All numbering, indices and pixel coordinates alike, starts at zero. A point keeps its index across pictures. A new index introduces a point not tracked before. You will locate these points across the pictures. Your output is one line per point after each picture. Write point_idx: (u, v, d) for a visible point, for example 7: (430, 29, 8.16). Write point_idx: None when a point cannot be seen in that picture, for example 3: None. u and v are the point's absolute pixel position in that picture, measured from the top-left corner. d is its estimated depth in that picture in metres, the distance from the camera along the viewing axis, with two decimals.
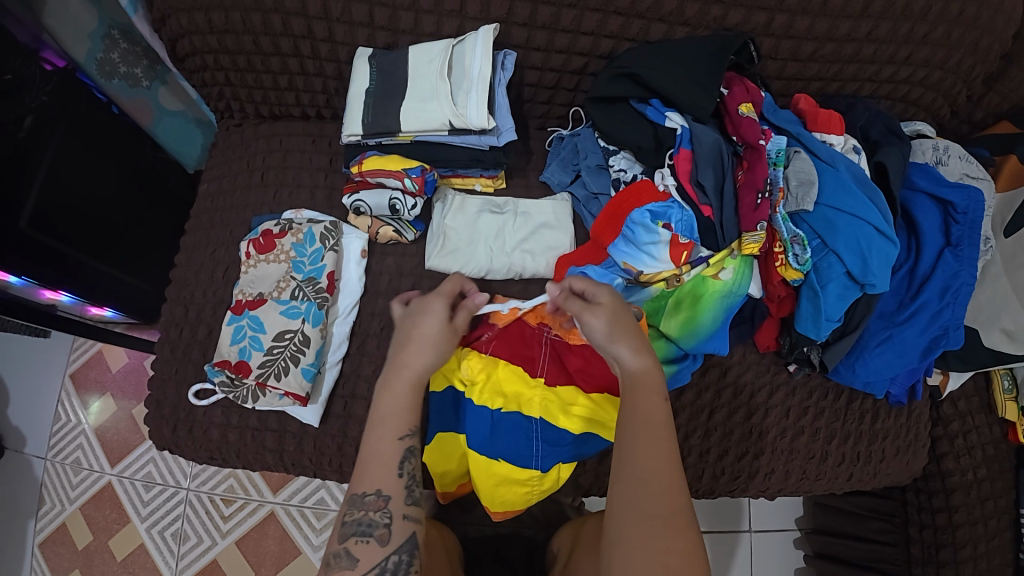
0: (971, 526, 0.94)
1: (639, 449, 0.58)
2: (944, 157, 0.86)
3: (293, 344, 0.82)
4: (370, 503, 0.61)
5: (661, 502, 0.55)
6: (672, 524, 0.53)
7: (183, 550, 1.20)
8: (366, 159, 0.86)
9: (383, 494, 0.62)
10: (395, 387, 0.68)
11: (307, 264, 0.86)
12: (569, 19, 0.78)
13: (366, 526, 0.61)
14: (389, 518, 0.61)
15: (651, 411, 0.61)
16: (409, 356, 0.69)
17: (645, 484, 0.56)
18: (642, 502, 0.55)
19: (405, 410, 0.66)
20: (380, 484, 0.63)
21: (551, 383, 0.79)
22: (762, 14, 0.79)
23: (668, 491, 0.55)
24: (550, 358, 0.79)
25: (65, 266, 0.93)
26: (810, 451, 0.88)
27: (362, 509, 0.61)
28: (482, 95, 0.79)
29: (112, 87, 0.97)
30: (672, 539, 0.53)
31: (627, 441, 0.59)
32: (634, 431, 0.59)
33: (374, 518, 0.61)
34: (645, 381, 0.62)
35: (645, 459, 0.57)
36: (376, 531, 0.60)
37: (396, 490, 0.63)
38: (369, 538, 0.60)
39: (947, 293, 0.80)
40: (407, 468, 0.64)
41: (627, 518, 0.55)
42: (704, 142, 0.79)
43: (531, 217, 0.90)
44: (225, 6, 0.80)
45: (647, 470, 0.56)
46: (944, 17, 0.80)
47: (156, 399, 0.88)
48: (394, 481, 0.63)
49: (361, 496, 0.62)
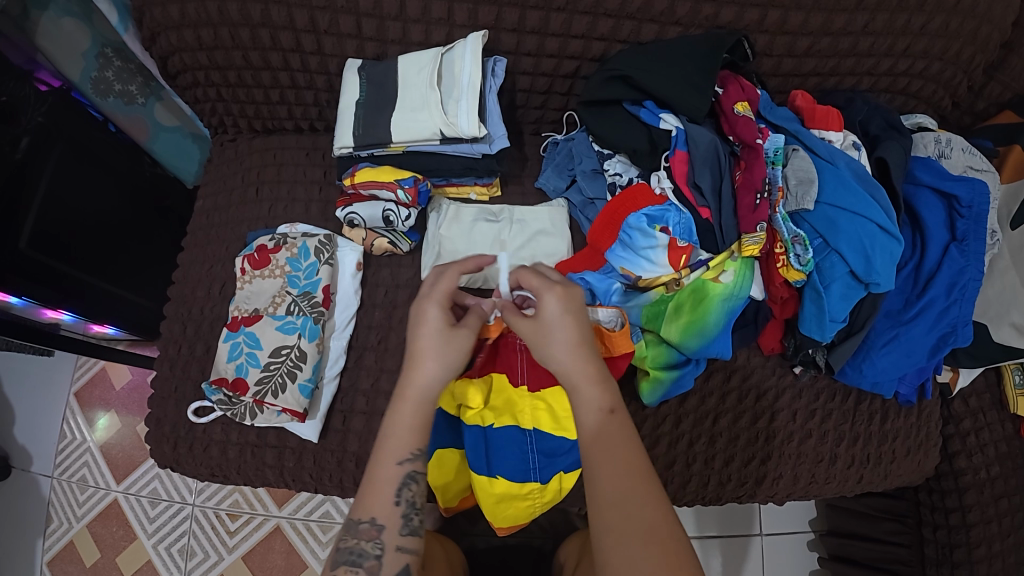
0: (985, 526, 0.92)
1: (620, 455, 0.55)
2: (946, 149, 0.85)
3: (289, 360, 0.82)
4: (363, 532, 0.60)
5: (635, 519, 0.52)
6: (652, 540, 0.50)
7: (190, 565, 1.20)
8: (358, 171, 0.85)
9: (377, 523, 0.61)
10: (405, 404, 0.62)
11: (302, 279, 0.86)
12: (558, 23, 0.78)
13: (357, 555, 0.60)
14: (382, 549, 0.60)
15: (600, 429, 0.57)
16: (417, 374, 0.63)
17: (618, 503, 0.53)
18: (633, 506, 0.52)
19: (409, 429, 0.62)
20: (375, 511, 0.61)
21: (536, 390, 0.76)
22: (755, 11, 0.78)
23: (640, 506, 0.52)
24: (528, 365, 0.77)
25: (65, 286, 0.92)
26: (819, 455, 0.86)
27: (354, 537, 0.61)
28: (473, 102, 0.78)
29: (107, 105, 0.97)
30: (657, 556, 0.50)
31: (605, 447, 0.56)
32: (610, 439, 0.56)
33: (366, 547, 0.60)
34: (593, 401, 0.59)
35: (612, 468, 0.54)
36: (366, 562, 0.60)
37: (390, 519, 0.61)
38: (359, 569, 0.59)
39: (953, 290, 0.78)
40: (404, 495, 0.62)
41: (622, 527, 0.52)
42: (700, 142, 0.78)
43: (527, 225, 0.89)
44: (213, 22, 0.79)
45: (634, 474, 0.54)
46: (942, 7, 0.78)
47: (156, 417, 0.87)
48: (390, 510, 0.61)
49: (354, 523, 0.61)
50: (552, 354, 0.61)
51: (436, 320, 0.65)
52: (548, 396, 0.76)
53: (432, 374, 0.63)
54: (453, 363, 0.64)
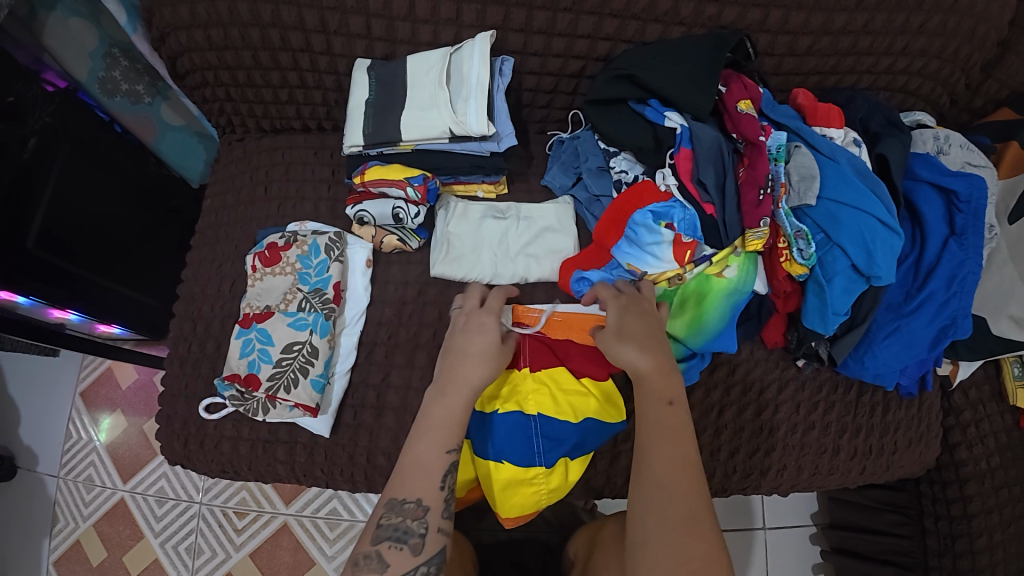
0: (986, 516, 0.94)
1: (675, 444, 0.60)
2: (944, 146, 0.86)
3: (301, 356, 0.83)
4: (409, 511, 0.61)
5: (677, 507, 0.56)
6: (692, 527, 0.55)
7: (198, 563, 1.21)
8: (369, 169, 0.86)
9: (422, 504, 0.62)
10: (456, 394, 0.67)
11: (312, 276, 0.87)
12: (565, 22, 0.79)
13: (400, 532, 0.60)
14: (426, 528, 0.61)
15: (661, 417, 0.62)
16: (466, 370, 0.69)
17: (661, 488, 0.57)
18: (678, 498, 0.56)
19: (456, 422, 0.66)
20: (421, 493, 0.62)
21: (535, 370, 0.79)
22: (757, 11, 0.79)
23: (683, 496, 0.56)
24: (532, 352, 0.80)
25: (73, 285, 0.94)
26: (822, 446, 0.87)
27: (400, 515, 0.61)
28: (481, 101, 0.79)
29: (114, 105, 0.99)
30: (693, 543, 0.54)
31: (663, 435, 0.61)
32: (666, 430, 0.61)
33: (411, 525, 0.61)
34: (660, 390, 0.64)
35: (665, 456, 0.59)
36: (411, 540, 0.60)
37: (435, 501, 0.62)
38: (403, 545, 0.60)
39: (953, 283, 0.80)
40: (448, 482, 0.64)
41: (664, 514, 0.56)
42: (704, 139, 0.78)
43: (534, 222, 0.91)
44: (224, 22, 0.80)
45: (685, 465, 0.58)
46: (939, 7, 0.80)
47: (167, 414, 0.88)
48: (434, 493, 0.63)
49: (400, 502, 0.62)
50: (631, 346, 0.67)
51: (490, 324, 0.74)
52: (547, 379, 0.79)
53: (481, 371, 0.69)
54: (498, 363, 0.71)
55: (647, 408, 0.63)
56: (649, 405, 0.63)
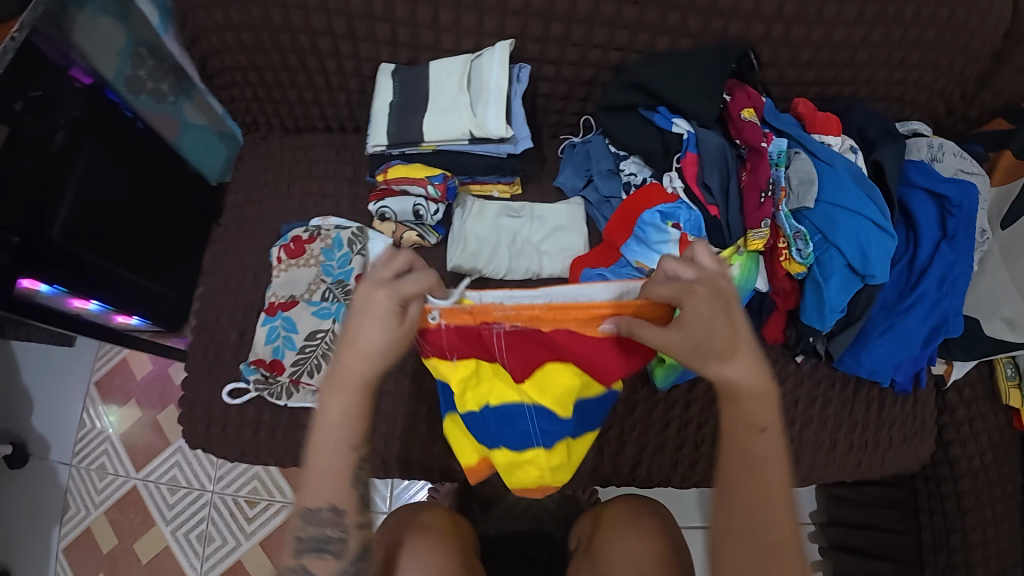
0: (979, 511, 0.98)
1: (763, 474, 0.58)
2: (938, 154, 0.91)
3: (324, 343, 0.90)
4: (326, 519, 0.63)
5: (759, 531, 0.57)
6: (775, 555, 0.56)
7: (208, 550, 1.24)
8: (391, 168, 0.91)
9: (337, 510, 0.64)
10: (345, 394, 0.62)
11: (335, 268, 0.93)
12: (579, 33, 0.84)
13: (321, 541, 0.64)
14: (344, 531, 0.64)
15: (749, 447, 0.59)
16: (352, 364, 0.62)
17: (745, 515, 0.58)
18: (758, 525, 0.57)
19: (354, 419, 0.63)
20: (332, 499, 0.63)
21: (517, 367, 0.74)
22: (761, 25, 0.84)
23: (767, 523, 0.57)
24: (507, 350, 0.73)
25: (94, 275, 0.98)
26: (819, 440, 0.92)
27: (318, 524, 0.63)
28: (501, 104, 0.85)
29: (139, 103, 1.04)
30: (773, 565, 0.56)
31: (752, 464, 0.59)
32: (757, 459, 0.59)
33: (329, 533, 0.64)
34: (749, 416, 0.60)
35: (753, 484, 0.58)
36: (332, 546, 0.64)
37: (349, 504, 0.64)
38: (325, 553, 0.64)
39: (944, 283, 0.85)
40: (358, 478, 0.64)
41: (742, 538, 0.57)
42: (709, 145, 0.84)
43: (546, 220, 0.94)
44: (255, 26, 0.85)
45: (772, 493, 0.58)
46: (935, 22, 0.85)
47: (189, 400, 0.92)
48: (347, 495, 0.64)
49: (316, 512, 0.63)
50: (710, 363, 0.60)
51: (382, 309, 0.60)
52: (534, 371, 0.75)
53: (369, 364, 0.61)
54: (392, 351, 0.62)
55: (737, 436, 0.60)
56: (738, 432, 0.60)
